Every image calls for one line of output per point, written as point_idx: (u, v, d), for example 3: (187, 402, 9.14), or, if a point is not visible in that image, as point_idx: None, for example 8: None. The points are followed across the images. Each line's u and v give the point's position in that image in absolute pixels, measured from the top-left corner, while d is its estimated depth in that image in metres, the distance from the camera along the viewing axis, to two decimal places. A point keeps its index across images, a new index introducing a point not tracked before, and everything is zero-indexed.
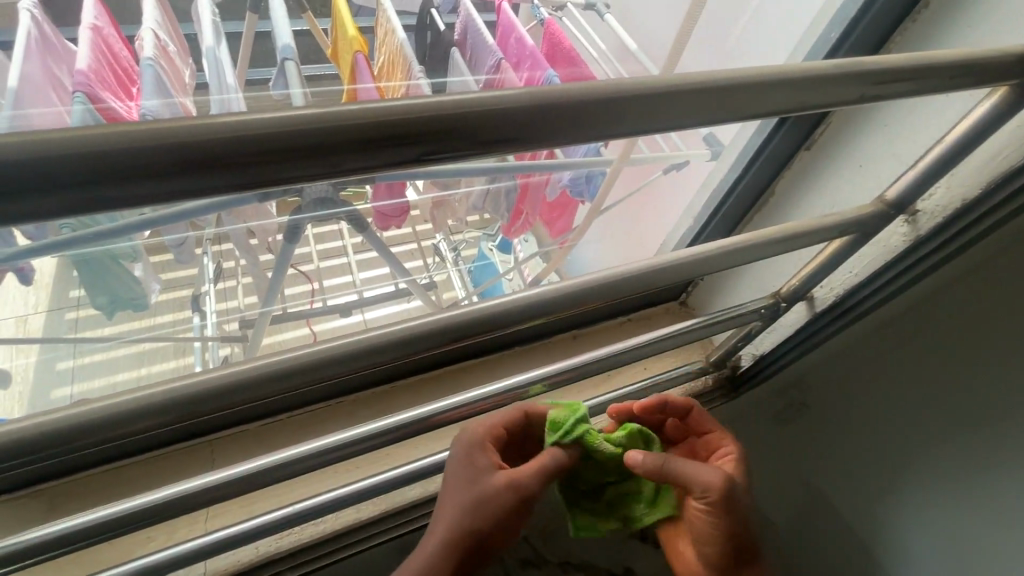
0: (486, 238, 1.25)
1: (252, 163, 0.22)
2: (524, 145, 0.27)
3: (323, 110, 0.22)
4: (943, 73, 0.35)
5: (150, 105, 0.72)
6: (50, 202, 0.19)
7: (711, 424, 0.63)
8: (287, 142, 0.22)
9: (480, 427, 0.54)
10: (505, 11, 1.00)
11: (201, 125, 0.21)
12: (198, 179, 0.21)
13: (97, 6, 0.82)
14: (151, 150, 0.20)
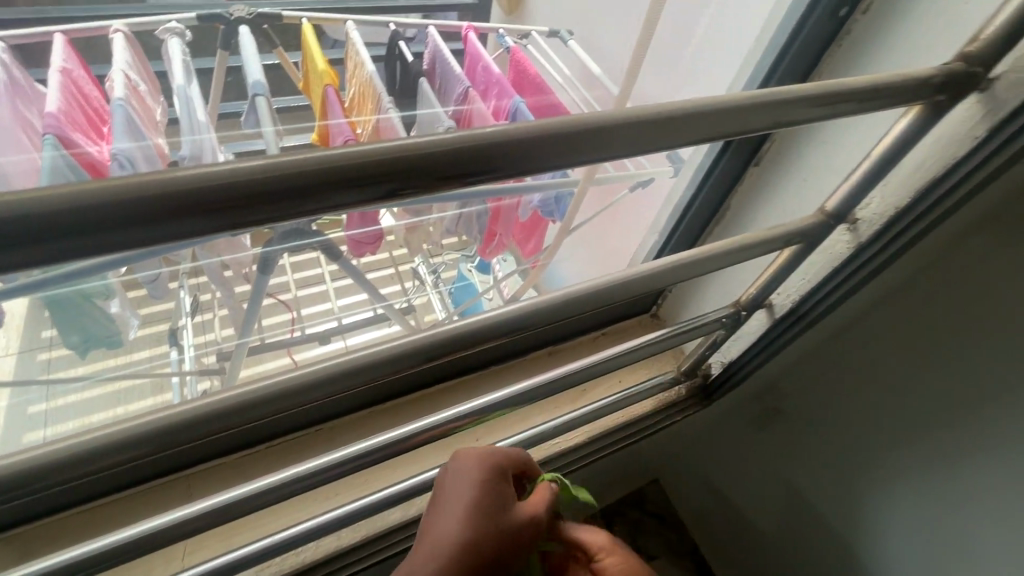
0: (465, 260, 1.25)
1: (231, 208, 0.24)
2: (475, 179, 0.29)
3: (303, 156, 0.24)
4: (855, 98, 0.37)
5: (123, 148, 0.73)
6: (22, 256, 0.21)
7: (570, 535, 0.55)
8: (245, 189, 0.23)
9: (503, 452, 0.45)
10: (471, 41, 1.04)
11: (158, 176, 0.22)
12: (159, 227, 0.23)
13: (67, 49, 0.83)
14: (116, 202, 0.21)
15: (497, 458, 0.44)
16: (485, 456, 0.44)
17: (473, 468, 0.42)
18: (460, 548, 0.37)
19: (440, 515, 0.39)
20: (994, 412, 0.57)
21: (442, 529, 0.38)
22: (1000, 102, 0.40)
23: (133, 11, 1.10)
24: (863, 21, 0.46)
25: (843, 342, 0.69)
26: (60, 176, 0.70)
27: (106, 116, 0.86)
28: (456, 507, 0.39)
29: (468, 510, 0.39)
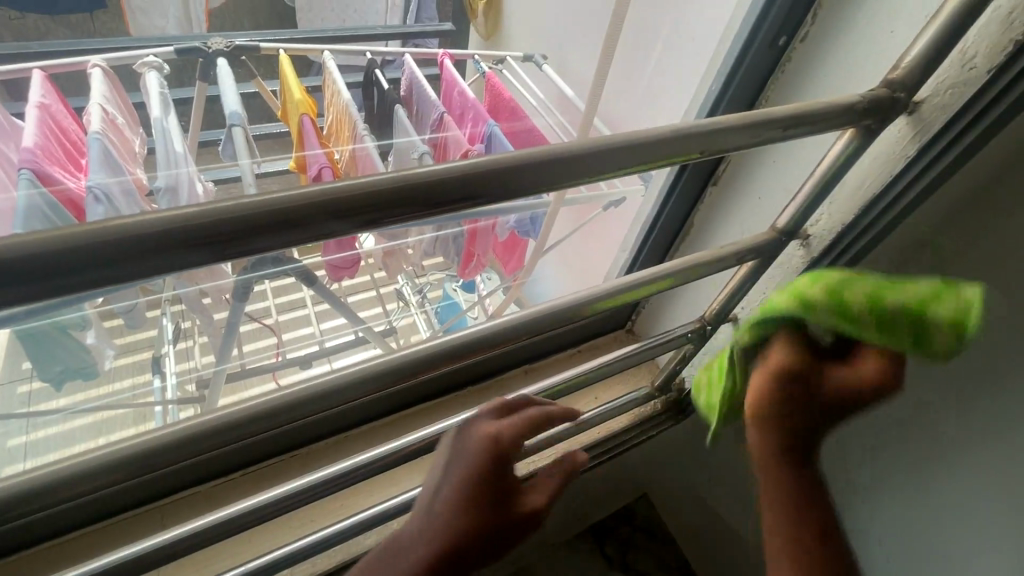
0: (450, 279, 1.29)
1: (208, 245, 0.25)
2: (427, 213, 0.30)
3: (284, 193, 0.26)
4: (780, 125, 0.39)
5: (99, 180, 0.75)
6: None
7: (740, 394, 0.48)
8: (196, 231, 0.24)
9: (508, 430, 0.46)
10: (447, 69, 1.06)
11: (105, 222, 0.23)
12: (101, 272, 0.23)
13: (44, 84, 0.85)
14: (58, 253, 0.22)
15: (516, 440, 0.46)
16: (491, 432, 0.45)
17: (487, 453, 0.44)
18: (454, 539, 0.41)
19: (443, 492, 0.43)
20: (965, 418, 0.57)
21: (441, 513, 0.42)
22: (925, 126, 0.42)
23: (115, 45, 1.13)
24: (802, 49, 0.49)
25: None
26: (38, 214, 0.71)
27: (83, 149, 0.88)
28: (458, 491, 0.42)
29: (468, 500, 0.42)
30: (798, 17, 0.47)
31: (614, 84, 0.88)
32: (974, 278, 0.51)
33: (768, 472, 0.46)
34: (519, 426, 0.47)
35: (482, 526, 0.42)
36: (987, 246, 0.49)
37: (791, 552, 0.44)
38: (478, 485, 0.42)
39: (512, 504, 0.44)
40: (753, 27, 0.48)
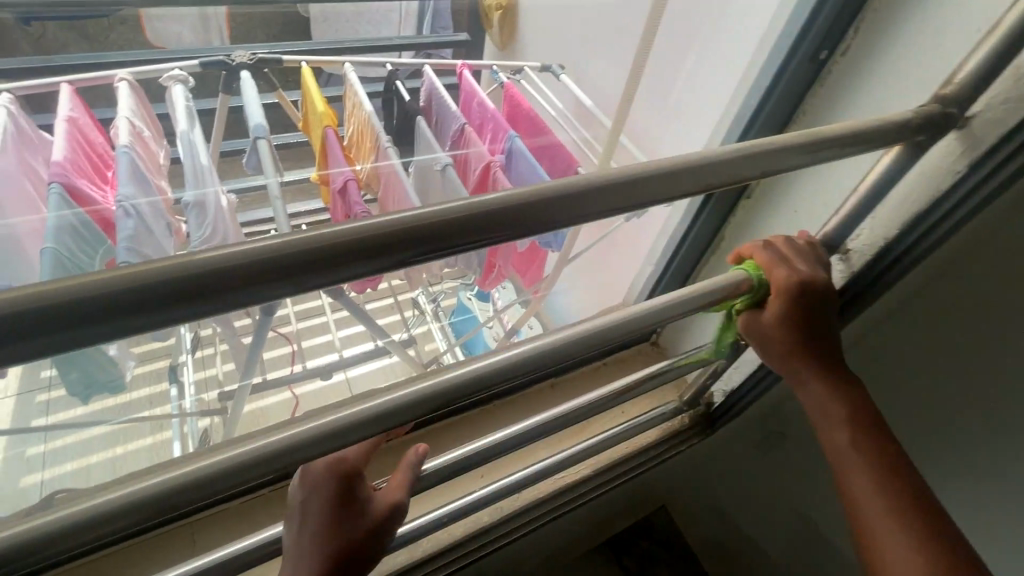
0: (464, 288, 1.27)
1: (273, 280, 0.25)
2: (470, 245, 0.31)
3: (342, 228, 0.26)
4: (837, 144, 0.39)
5: (127, 194, 0.75)
6: (54, 341, 0.22)
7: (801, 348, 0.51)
8: (263, 266, 0.25)
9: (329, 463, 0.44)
10: (466, 79, 1.06)
11: (182, 259, 0.23)
12: (179, 308, 0.23)
13: (72, 98, 0.85)
14: (146, 289, 0.23)
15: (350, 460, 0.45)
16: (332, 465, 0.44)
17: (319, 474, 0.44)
18: (321, 556, 0.42)
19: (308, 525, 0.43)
20: (972, 456, 0.58)
21: (306, 535, 0.43)
22: (977, 141, 0.42)
23: (137, 58, 1.14)
24: (842, 63, 0.48)
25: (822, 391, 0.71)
26: (68, 228, 0.72)
27: (111, 161, 0.89)
28: (313, 512, 0.43)
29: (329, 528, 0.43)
30: (839, 31, 0.46)
31: (644, 104, 0.89)
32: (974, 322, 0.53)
33: (817, 409, 0.51)
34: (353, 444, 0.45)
35: (344, 537, 0.43)
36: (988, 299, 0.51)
37: (859, 476, 0.48)
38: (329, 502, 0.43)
39: (362, 520, 0.45)
40: (794, 42, 0.47)
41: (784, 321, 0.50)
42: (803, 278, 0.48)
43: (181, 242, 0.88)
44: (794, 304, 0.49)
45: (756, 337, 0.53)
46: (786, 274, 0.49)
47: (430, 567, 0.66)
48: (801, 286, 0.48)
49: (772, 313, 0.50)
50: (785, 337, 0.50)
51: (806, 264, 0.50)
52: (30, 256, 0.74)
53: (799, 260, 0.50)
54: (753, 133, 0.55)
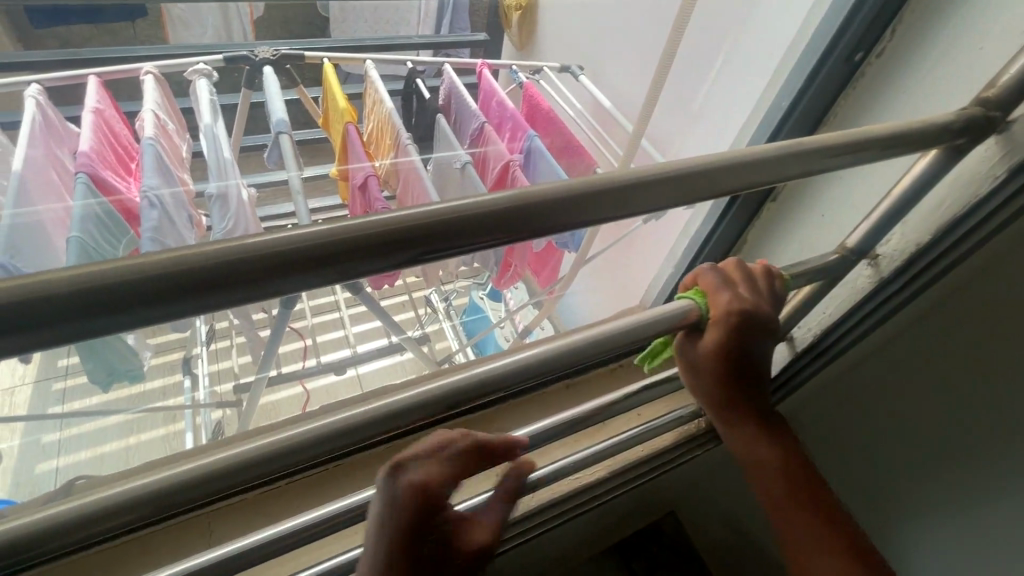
0: (476, 288, 1.27)
1: (307, 268, 0.25)
2: (495, 241, 0.31)
3: (375, 220, 0.27)
4: (874, 147, 0.38)
5: (152, 185, 0.76)
6: (99, 322, 0.22)
7: (733, 381, 0.48)
8: (301, 254, 0.25)
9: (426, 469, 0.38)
10: (486, 78, 1.06)
11: (224, 245, 0.24)
12: (219, 293, 0.24)
13: (98, 90, 0.86)
14: (191, 273, 0.23)
15: (440, 486, 0.38)
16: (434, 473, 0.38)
17: (398, 510, 0.37)
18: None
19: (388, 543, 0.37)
20: (963, 474, 0.54)
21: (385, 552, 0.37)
22: (1017, 146, 0.41)
23: (161, 53, 1.15)
24: (876, 65, 0.48)
25: (819, 402, 0.69)
26: (92, 217, 0.72)
27: (134, 153, 0.90)
28: (392, 554, 0.37)
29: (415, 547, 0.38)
30: (876, 33, 0.46)
31: (666, 109, 0.89)
32: (965, 327, 0.50)
33: (744, 454, 0.51)
34: (439, 467, 0.39)
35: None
36: (996, 310, 0.48)
37: (800, 527, 0.49)
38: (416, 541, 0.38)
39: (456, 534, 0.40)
40: (829, 45, 0.47)
41: (719, 355, 0.46)
42: (745, 306, 0.44)
43: (202, 234, 0.89)
44: (735, 338, 0.44)
45: (685, 364, 0.49)
46: (727, 299, 0.44)
47: None
48: (744, 315, 0.44)
49: (707, 342, 0.45)
50: (716, 368, 0.46)
51: (751, 289, 0.45)
52: (57, 245, 0.74)
53: (744, 283, 0.45)
54: (782, 135, 0.54)
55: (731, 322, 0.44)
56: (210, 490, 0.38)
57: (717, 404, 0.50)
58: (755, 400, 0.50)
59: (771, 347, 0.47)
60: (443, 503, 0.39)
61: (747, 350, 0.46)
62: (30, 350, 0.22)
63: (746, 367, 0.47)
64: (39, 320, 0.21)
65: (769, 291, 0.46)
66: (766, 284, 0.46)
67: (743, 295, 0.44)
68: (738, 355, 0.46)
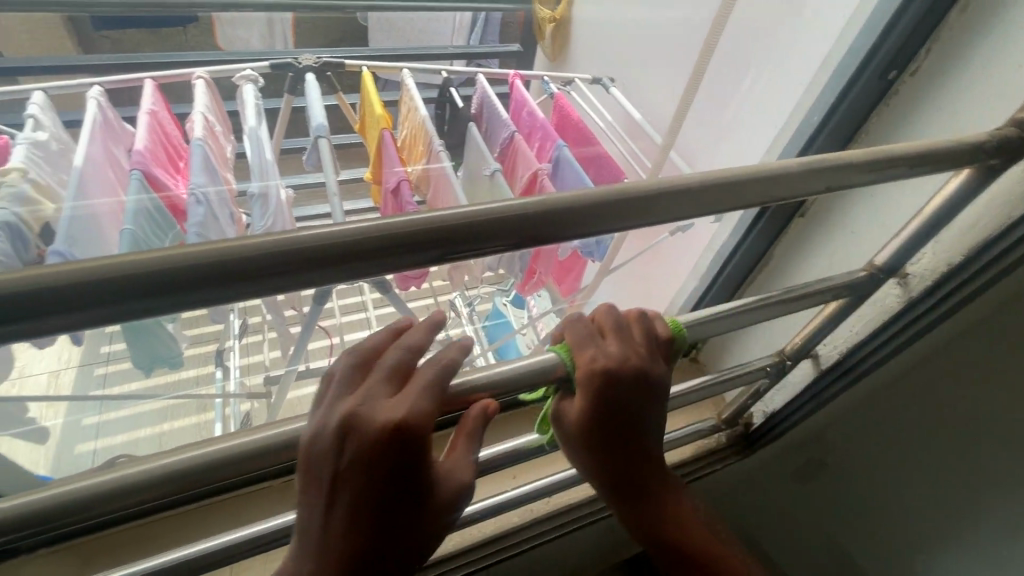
0: (501, 293, 1.29)
1: (347, 260, 0.29)
2: (521, 244, 0.33)
3: (411, 219, 0.30)
4: (903, 163, 0.38)
5: (199, 184, 0.80)
6: (173, 300, 0.26)
7: (616, 442, 0.45)
8: (341, 248, 0.28)
9: (384, 413, 0.33)
10: (518, 88, 1.08)
11: (275, 237, 0.27)
12: (269, 280, 0.28)
13: (154, 92, 0.91)
14: (246, 258, 0.27)
15: (412, 432, 0.33)
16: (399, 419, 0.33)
17: (360, 465, 0.33)
18: (369, 530, 0.35)
19: (347, 498, 0.35)
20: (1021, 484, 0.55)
21: (345, 508, 0.35)
22: None
23: (210, 59, 1.21)
24: (912, 83, 0.48)
25: (857, 415, 0.69)
26: (144, 212, 0.77)
27: (183, 153, 0.95)
28: (357, 506, 0.35)
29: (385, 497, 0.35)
30: (911, 51, 0.46)
31: (697, 123, 0.89)
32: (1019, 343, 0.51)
33: (636, 516, 0.50)
34: (407, 410, 0.34)
35: (432, 528, 0.37)
36: None
37: None
38: (386, 486, 0.35)
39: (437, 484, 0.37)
40: (862, 63, 0.47)
41: (589, 422, 0.43)
42: (609, 361, 0.41)
43: (241, 231, 0.92)
44: (602, 392, 0.41)
45: (562, 429, 0.46)
46: (591, 355, 0.42)
47: (463, 560, 0.69)
48: (610, 370, 0.41)
49: (579, 401, 0.43)
50: (591, 430, 0.44)
51: (625, 341, 0.43)
52: (109, 235, 0.78)
53: (613, 336, 0.43)
54: (813, 149, 0.54)
55: (595, 379, 0.41)
56: (237, 471, 0.40)
57: (603, 470, 0.47)
58: (648, 461, 0.48)
59: (653, 402, 0.44)
60: (418, 444, 0.34)
61: (623, 408, 0.43)
62: (101, 321, 0.26)
63: (628, 425, 0.45)
64: (130, 292, 0.25)
65: (647, 341, 0.44)
66: (643, 332, 0.44)
67: (609, 348, 0.42)
68: (610, 413, 0.43)
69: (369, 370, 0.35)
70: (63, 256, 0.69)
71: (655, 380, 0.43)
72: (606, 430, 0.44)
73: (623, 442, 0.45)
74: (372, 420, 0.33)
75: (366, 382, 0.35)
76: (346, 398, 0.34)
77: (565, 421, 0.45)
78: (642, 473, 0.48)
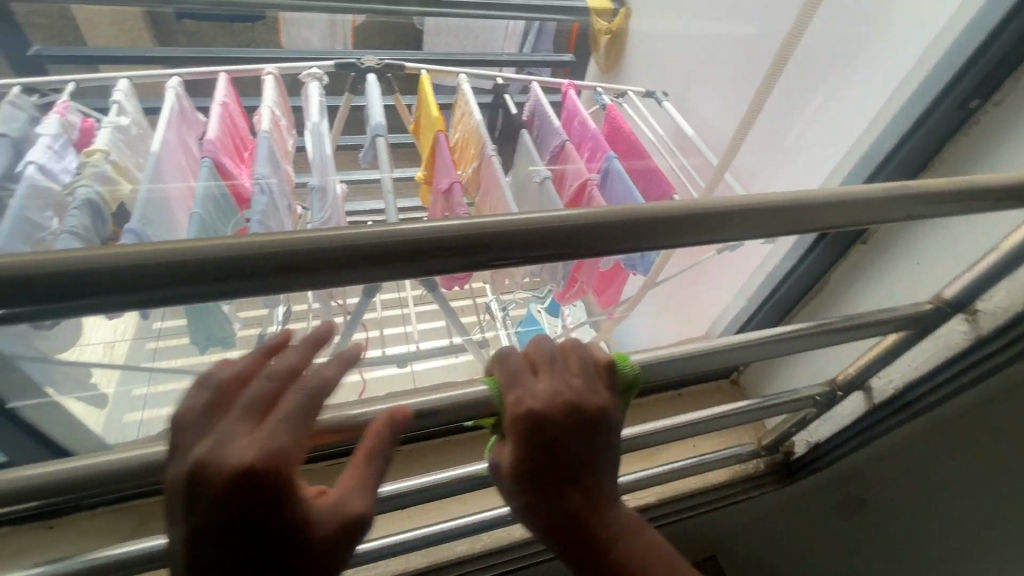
0: (536, 300, 1.27)
1: (432, 254, 0.32)
2: (588, 252, 0.35)
3: (490, 221, 0.33)
4: (987, 196, 0.37)
5: (262, 173, 0.84)
6: (285, 280, 0.30)
7: (560, 494, 0.40)
8: (430, 242, 0.32)
9: (242, 444, 0.29)
10: (570, 98, 1.09)
11: (374, 230, 0.31)
12: (367, 268, 0.31)
13: (227, 85, 0.96)
14: (348, 246, 0.31)
15: (275, 459, 0.29)
16: (261, 447, 0.29)
17: (209, 511, 0.28)
18: None
19: (204, 556, 0.29)
20: None
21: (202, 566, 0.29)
22: None
23: (276, 56, 1.27)
24: (994, 113, 0.46)
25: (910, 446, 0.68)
26: (211, 199, 0.81)
27: (249, 144, 0.99)
28: (222, 562, 0.29)
29: (251, 548, 0.29)
30: (996, 82, 0.45)
31: (756, 141, 0.87)
32: None
33: None
34: (264, 443, 0.29)
35: None
36: None
37: None
38: (247, 531, 0.29)
39: (321, 531, 0.31)
40: (942, 91, 0.46)
41: (518, 467, 0.39)
42: (534, 396, 0.39)
43: (296, 223, 0.96)
44: (530, 428, 0.38)
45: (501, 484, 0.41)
46: (517, 393, 0.39)
47: (494, 558, 0.73)
48: (536, 404, 0.39)
49: (511, 444, 0.39)
50: (526, 478, 0.39)
51: (557, 375, 0.41)
52: (178, 218, 0.83)
53: (545, 373, 0.41)
54: (882, 176, 0.53)
55: (521, 415, 0.38)
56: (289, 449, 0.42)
57: (551, 534, 0.40)
58: (606, 520, 0.41)
59: (594, 439, 0.40)
60: (286, 473, 0.29)
61: (559, 449, 0.39)
62: (199, 297, 0.30)
63: (572, 470, 0.40)
64: (254, 271, 0.29)
65: (585, 374, 0.41)
66: (581, 365, 0.42)
67: (536, 385, 0.40)
68: (546, 455, 0.39)
69: (233, 397, 0.31)
70: (136, 235, 0.73)
71: (593, 413, 0.40)
72: (544, 476, 0.39)
73: (568, 493, 0.40)
74: (228, 453, 0.29)
75: (229, 412, 0.30)
76: (205, 433, 0.30)
77: (502, 467, 0.41)
78: (602, 534, 0.40)
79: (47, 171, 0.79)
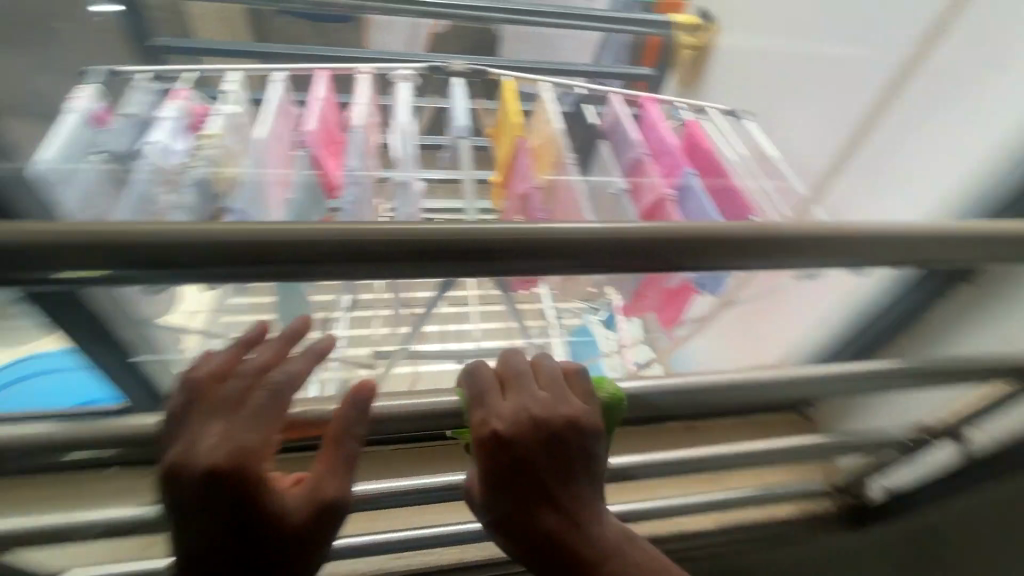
0: (590, 311, 1.20)
1: (590, 247, 0.41)
2: (704, 254, 0.44)
3: (626, 224, 0.42)
4: None
5: (353, 167, 0.90)
6: (474, 260, 0.40)
7: (519, 489, 0.50)
8: (592, 238, 0.41)
9: (212, 442, 0.44)
10: (651, 113, 1.11)
11: (546, 226, 0.40)
12: (538, 257, 0.41)
13: (325, 83, 1.03)
14: (524, 237, 0.40)
15: (231, 454, 0.44)
16: (223, 446, 0.44)
17: (190, 487, 0.44)
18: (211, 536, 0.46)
19: (186, 513, 0.45)
20: None
21: (189, 521, 0.46)
22: None
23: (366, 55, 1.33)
24: None
25: None
26: None
27: (342, 138, 1.05)
28: (198, 518, 0.45)
29: (223, 513, 0.45)
30: None
31: (856, 176, 0.98)
32: None
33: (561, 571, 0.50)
34: (229, 444, 0.44)
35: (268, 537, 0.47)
36: None
37: None
38: (256, 503, 0.46)
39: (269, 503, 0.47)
40: None
41: (485, 470, 0.50)
42: (495, 417, 0.49)
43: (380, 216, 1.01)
44: (485, 441, 0.49)
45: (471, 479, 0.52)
46: (485, 412, 0.50)
47: None
48: (498, 423, 0.49)
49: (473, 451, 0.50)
50: (489, 479, 0.50)
51: (522, 397, 0.50)
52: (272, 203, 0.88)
53: (511, 394, 0.50)
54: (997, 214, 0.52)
55: (484, 431, 0.49)
56: None
57: (513, 519, 0.51)
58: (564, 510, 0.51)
59: (549, 449, 0.49)
60: (245, 461, 0.44)
61: (517, 457, 0.49)
62: (384, 268, 0.39)
63: (529, 474, 0.49)
64: (450, 252, 0.39)
65: (548, 396, 0.50)
66: (544, 387, 0.51)
67: (502, 406, 0.50)
68: (508, 461, 0.49)
69: (206, 396, 0.47)
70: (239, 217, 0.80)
71: (551, 428, 0.49)
72: (504, 475, 0.49)
73: (527, 489, 0.50)
74: (200, 449, 0.44)
75: (205, 416, 0.46)
76: (192, 431, 0.45)
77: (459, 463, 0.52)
78: (559, 522, 0.50)
79: (166, 150, 0.87)
